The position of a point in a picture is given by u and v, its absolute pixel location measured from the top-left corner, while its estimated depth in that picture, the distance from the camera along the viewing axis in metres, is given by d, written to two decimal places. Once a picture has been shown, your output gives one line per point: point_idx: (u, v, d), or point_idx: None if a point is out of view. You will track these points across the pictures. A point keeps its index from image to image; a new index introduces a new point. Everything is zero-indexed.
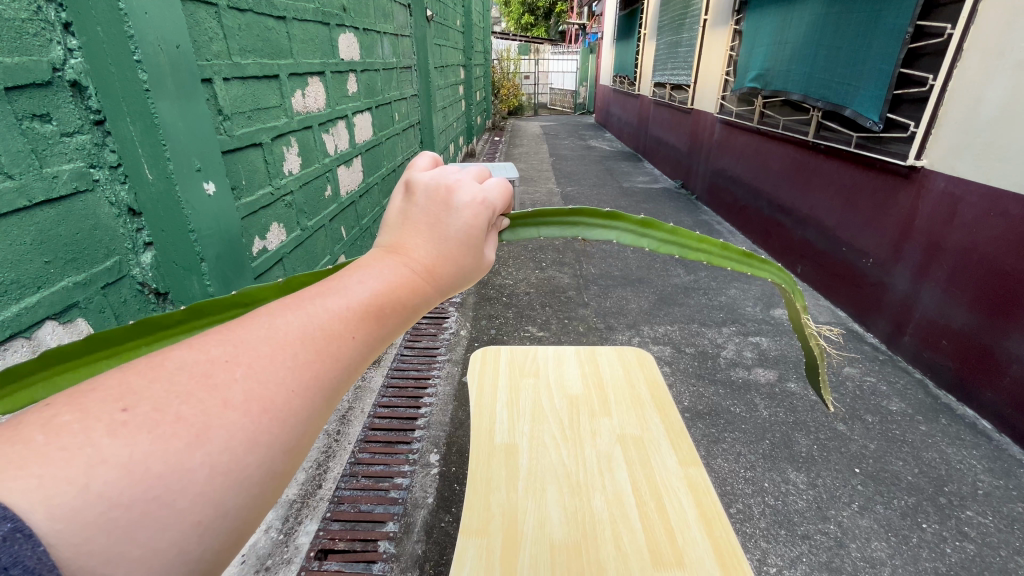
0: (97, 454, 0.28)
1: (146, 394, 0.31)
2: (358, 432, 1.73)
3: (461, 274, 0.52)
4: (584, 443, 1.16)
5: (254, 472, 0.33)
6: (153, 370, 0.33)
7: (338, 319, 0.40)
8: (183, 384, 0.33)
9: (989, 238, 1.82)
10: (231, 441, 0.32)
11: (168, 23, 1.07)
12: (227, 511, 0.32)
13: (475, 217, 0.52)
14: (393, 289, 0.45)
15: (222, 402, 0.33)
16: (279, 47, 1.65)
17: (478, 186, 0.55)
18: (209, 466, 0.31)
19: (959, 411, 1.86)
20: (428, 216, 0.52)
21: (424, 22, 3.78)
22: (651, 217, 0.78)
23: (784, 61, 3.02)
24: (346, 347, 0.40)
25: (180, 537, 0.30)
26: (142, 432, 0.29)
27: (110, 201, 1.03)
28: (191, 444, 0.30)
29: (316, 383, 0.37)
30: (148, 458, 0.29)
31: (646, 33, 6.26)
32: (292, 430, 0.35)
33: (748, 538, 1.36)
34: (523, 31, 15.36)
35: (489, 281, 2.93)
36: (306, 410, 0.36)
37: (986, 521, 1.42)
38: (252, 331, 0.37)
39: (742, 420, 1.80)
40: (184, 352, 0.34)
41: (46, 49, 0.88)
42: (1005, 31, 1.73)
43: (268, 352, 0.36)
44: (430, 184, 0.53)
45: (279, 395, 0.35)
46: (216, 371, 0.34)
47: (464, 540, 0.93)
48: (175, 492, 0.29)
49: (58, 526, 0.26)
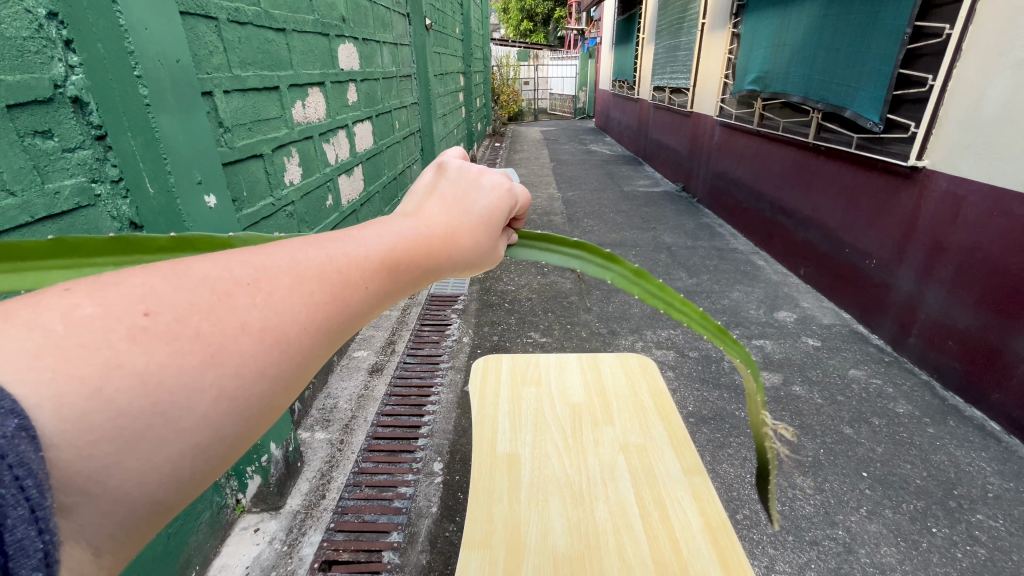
0: (115, 356, 0.28)
1: (169, 303, 0.31)
2: (362, 441, 1.73)
3: (476, 249, 0.54)
4: (587, 452, 1.15)
5: (254, 402, 0.34)
6: (176, 279, 0.33)
7: (356, 265, 0.41)
8: (205, 301, 0.33)
9: (993, 238, 1.81)
10: (240, 369, 0.33)
11: (169, 37, 1.08)
12: (224, 437, 0.33)
13: (498, 201, 0.58)
14: (412, 247, 0.47)
15: (240, 326, 0.33)
16: (279, 59, 1.66)
17: (504, 179, 0.61)
18: (217, 389, 0.32)
19: (967, 413, 1.85)
20: (454, 192, 0.56)
21: (423, 31, 3.79)
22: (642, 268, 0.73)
23: (783, 64, 3.02)
24: (358, 295, 0.41)
25: (177, 455, 0.30)
26: (161, 343, 0.30)
27: (112, 216, 1.02)
28: (204, 363, 0.31)
29: (326, 324, 0.38)
30: (164, 369, 0.29)
31: (644, 38, 6.27)
32: (296, 366, 0.36)
33: (755, 545, 1.35)
34: (523, 37, 15.46)
35: (491, 288, 2.93)
36: (313, 349, 0.37)
37: (997, 525, 1.40)
38: (276, 259, 0.38)
39: (748, 425, 1.79)
40: (207, 267, 0.34)
41: (47, 66, 0.88)
42: (1006, 31, 1.72)
43: (289, 285, 0.37)
44: (461, 169, 0.59)
45: (291, 330, 0.36)
46: (238, 293, 0.34)
47: (467, 553, 0.92)
48: (182, 410, 0.30)
49: (64, 426, 0.26)
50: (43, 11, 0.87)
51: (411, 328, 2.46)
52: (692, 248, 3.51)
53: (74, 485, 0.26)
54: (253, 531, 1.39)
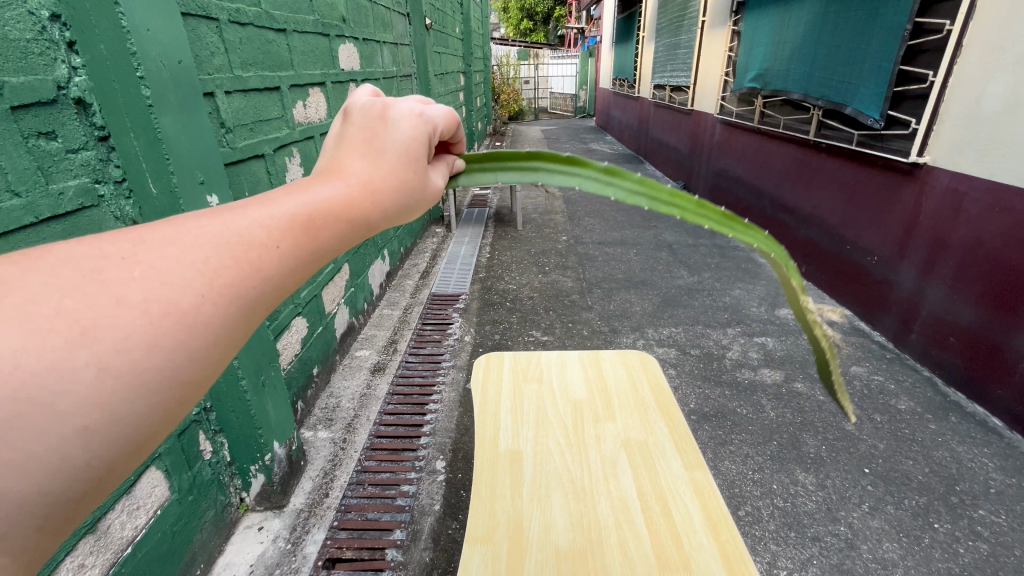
0: None
1: (20, 287, 0.30)
2: (365, 439, 1.74)
3: (404, 189, 0.53)
4: (589, 448, 1.16)
5: (151, 377, 0.33)
6: (33, 264, 0.32)
7: (260, 229, 0.41)
8: (68, 280, 0.32)
9: (994, 234, 1.81)
10: (122, 344, 0.32)
11: (169, 38, 1.09)
12: (120, 417, 0.32)
13: (413, 129, 0.55)
14: (327, 202, 0.46)
15: (115, 300, 0.32)
16: (280, 59, 1.66)
17: (418, 104, 0.57)
18: (96, 367, 0.31)
19: (969, 409, 1.85)
20: (362, 135, 0.53)
21: (424, 31, 3.79)
22: (614, 163, 0.69)
23: (783, 61, 3.02)
24: (267, 256, 0.41)
25: (63, 440, 0.30)
26: (14, 327, 0.29)
27: (116, 217, 1.03)
28: (73, 340, 0.30)
29: (229, 289, 0.37)
30: (21, 352, 0.28)
31: (645, 36, 6.28)
32: (199, 337, 0.36)
33: (757, 541, 1.35)
34: (523, 37, 15.44)
35: (492, 287, 2.93)
36: (218, 317, 0.37)
37: (1000, 520, 1.40)
38: (160, 234, 0.36)
39: (750, 422, 1.79)
40: (70, 248, 0.33)
41: (50, 68, 0.89)
42: (1006, 26, 1.72)
43: (175, 254, 0.36)
44: (365, 105, 0.55)
45: (186, 298, 0.35)
46: (109, 268, 0.33)
47: (470, 547, 0.93)
48: (54, 394, 0.29)
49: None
50: (47, 13, 0.87)
51: (412, 327, 2.46)
52: (693, 246, 3.51)
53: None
54: (257, 529, 1.40)
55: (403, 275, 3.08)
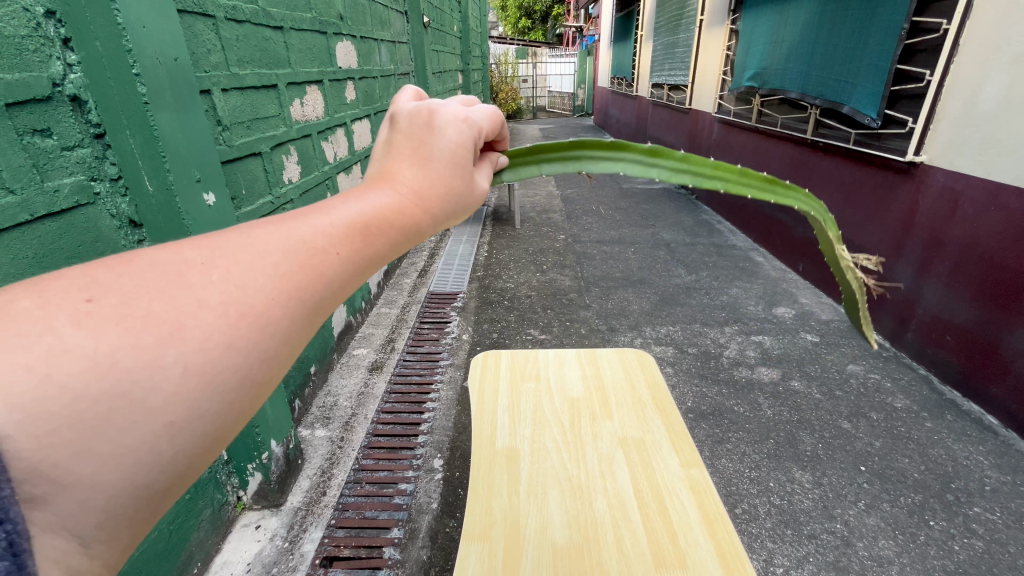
0: (59, 342, 0.28)
1: (112, 289, 0.32)
2: (362, 438, 1.74)
3: (450, 194, 0.57)
4: (585, 446, 1.16)
5: (229, 375, 0.35)
6: (120, 267, 0.33)
7: (321, 235, 0.43)
8: (154, 283, 0.33)
9: (989, 233, 1.82)
10: (205, 342, 0.33)
11: (165, 35, 1.08)
12: (201, 414, 0.34)
13: (458, 135, 0.58)
14: (383, 209, 0.49)
15: (198, 302, 0.34)
16: (277, 57, 1.66)
17: (460, 109, 0.60)
18: (182, 364, 0.32)
19: (965, 407, 1.85)
20: (411, 143, 0.56)
21: (422, 29, 3.78)
22: (657, 145, 0.81)
23: (781, 60, 3.02)
24: (328, 262, 0.42)
25: (152, 435, 0.31)
26: (110, 325, 0.30)
27: (111, 214, 1.03)
28: (163, 340, 0.32)
29: (295, 292, 0.39)
30: (115, 349, 0.30)
31: (643, 35, 6.27)
32: (269, 338, 0.37)
33: (753, 539, 1.36)
34: (521, 35, 15.41)
35: (490, 285, 2.93)
36: (284, 319, 0.39)
37: (995, 518, 1.41)
38: (231, 241, 0.39)
39: (747, 420, 1.80)
40: (153, 255, 0.35)
41: (46, 64, 0.89)
42: (1000, 26, 1.73)
43: (247, 259, 0.38)
44: (412, 113, 0.58)
45: (257, 302, 0.37)
46: (190, 273, 0.35)
47: (466, 544, 0.93)
48: (147, 389, 0.30)
49: (15, 418, 0.25)
50: (41, 10, 0.88)
51: (411, 326, 2.46)
52: (691, 245, 3.52)
53: (39, 474, 0.26)
54: (254, 528, 1.40)
55: (401, 274, 3.08)
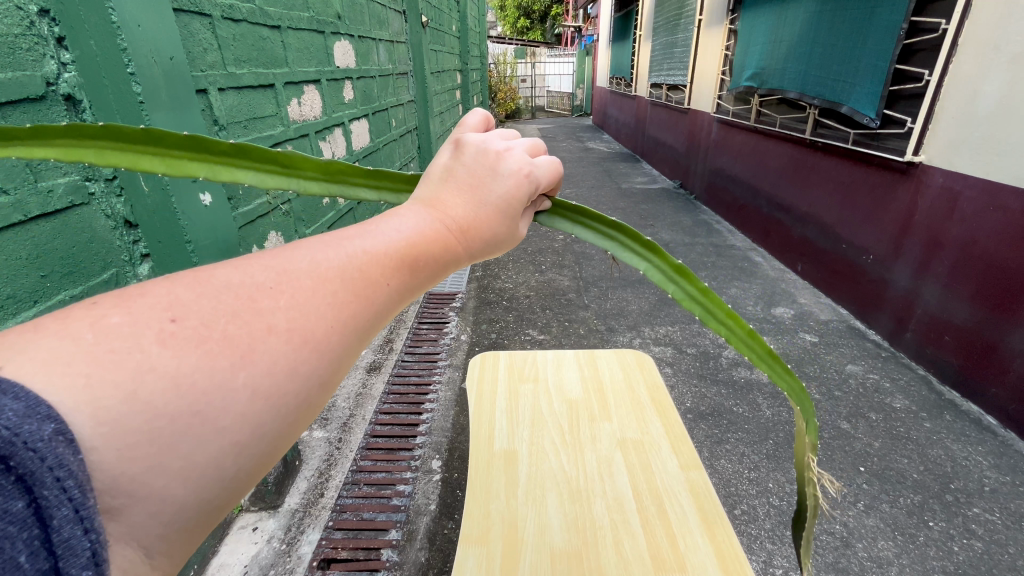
0: (146, 360, 0.29)
1: (194, 309, 0.32)
2: (360, 439, 1.73)
3: (493, 243, 0.52)
4: (585, 448, 1.15)
5: (289, 399, 0.35)
6: (199, 285, 0.34)
7: (375, 264, 0.41)
8: (229, 304, 0.34)
9: (988, 233, 1.81)
10: (272, 366, 0.34)
11: (161, 34, 1.07)
12: (263, 434, 0.34)
13: (518, 187, 0.53)
14: (429, 245, 0.46)
15: (267, 327, 0.34)
16: (274, 56, 1.65)
17: (527, 158, 0.55)
18: (250, 388, 0.33)
19: (963, 407, 1.85)
20: (471, 183, 0.51)
21: (420, 28, 3.77)
22: (687, 266, 0.70)
23: (779, 59, 3.02)
24: (380, 292, 0.41)
25: (218, 453, 0.31)
26: (190, 346, 0.31)
27: (106, 214, 1.02)
28: (235, 363, 0.32)
29: (351, 321, 0.38)
30: (194, 371, 0.30)
31: (641, 35, 6.27)
32: (328, 364, 0.37)
33: (752, 540, 1.35)
34: (519, 35, 15.41)
35: (489, 286, 2.92)
36: (340, 347, 0.38)
37: (994, 518, 1.41)
38: (295, 262, 0.38)
39: (745, 420, 1.79)
40: (228, 273, 0.35)
41: (39, 63, 0.88)
42: (1000, 25, 1.73)
43: (310, 285, 0.37)
44: (478, 147, 0.53)
45: (319, 328, 0.36)
46: (260, 297, 0.35)
47: (464, 547, 0.93)
48: (217, 410, 0.31)
49: (102, 430, 0.28)
50: (35, 8, 0.87)
51: (410, 326, 2.46)
52: (690, 244, 3.52)
53: (120, 486, 0.28)
54: (251, 529, 1.40)
55: None
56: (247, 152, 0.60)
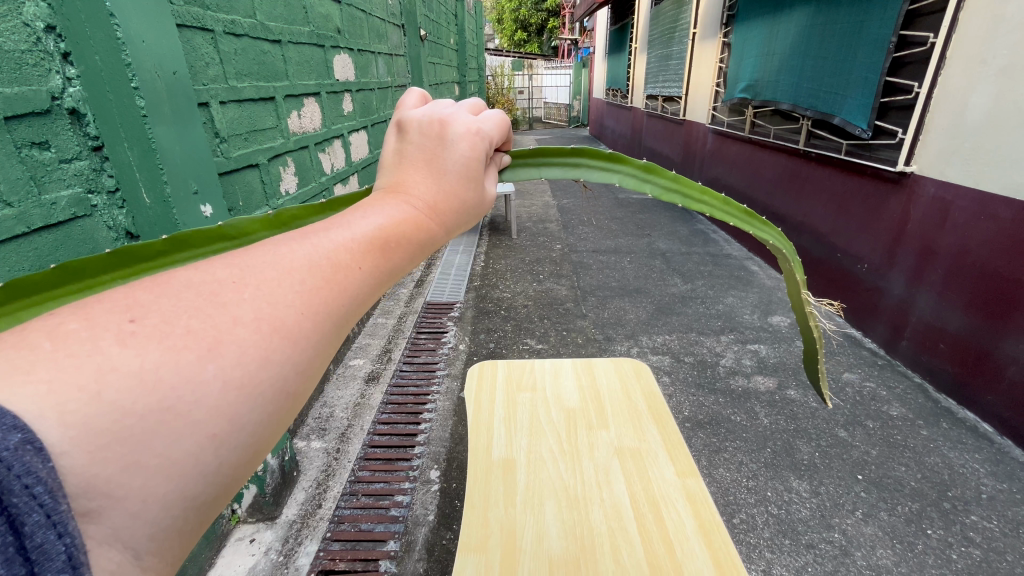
0: (107, 360, 0.29)
1: (154, 308, 0.32)
2: (358, 449, 1.73)
3: (464, 208, 0.53)
4: (582, 456, 1.16)
5: (267, 388, 0.34)
6: (159, 287, 0.33)
7: (344, 250, 0.40)
8: (190, 301, 0.33)
9: (980, 242, 1.83)
10: (242, 357, 0.33)
11: (164, 50, 1.10)
12: (242, 425, 0.33)
13: (472, 147, 0.55)
14: (398, 224, 0.46)
15: (232, 318, 0.33)
16: (275, 70, 1.68)
17: (472, 119, 0.57)
18: (222, 379, 0.32)
19: (960, 415, 1.86)
20: (424, 159, 0.53)
21: (418, 41, 3.82)
22: (653, 163, 0.82)
23: (772, 72, 3.07)
24: (353, 277, 0.40)
25: (197, 447, 0.31)
26: (152, 343, 0.30)
27: (108, 226, 1.03)
28: (202, 356, 0.31)
29: (324, 308, 0.37)
30: (160, 367, 0.29)
31: (636, 47, 6.36)
32: (304, 352, 0.36)
33: (752, 549, 1.35)
34: (517, 48, 15.60)
35: (487, 295, 2.94)
36: (317, 335, 0.37)
37: (992, 525, 1.41)
38: (258, 258, 0.37)
39: (743, 429, 1.80)
40: (189, 273, 0.34)
41: (44, 79, 0.89)
42: (988, 39, 1.76)
43: (275, 276, 0.36)
44: (422, 121, 0.55)
45: (289, 317, 0.35)
46: (223, 291, 0.34)
47: (463, 556, 0.93)
48: (189, 404, 0.30)
49: (71, 433, 0.27)
50: (41, 25, 0.87)
51: (408, 336, 2.46)
52: (686, 254, 3.54)
53: (95, 488, 0.27)
54: (248, 541, 1.39)
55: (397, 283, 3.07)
56: (186, 244, 0.56)
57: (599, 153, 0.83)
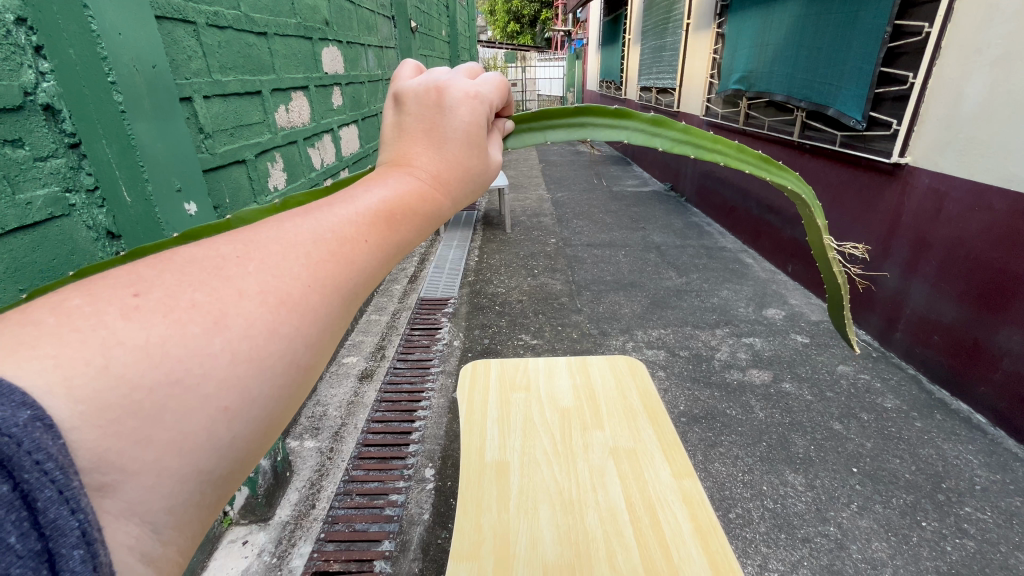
0: (112, 335, 0.26)
1: (158, 283, 0.29)
2: (352, 448, 1.71)
3: (469, 176, 0.52)
4: (577, 458, 1.15)
5: (276, 361, 0.32)
6: (161, 263, 0.31)
7: (349, 225, 0.38)
8: (194, 274, 0.31)
9: (975, 233, 1.83)
10: (251, 328, 0.31)
11: (142, 43, 1.06)
12: (255, 399, 0.31)
13: (472, 113, 0.52)
14: (402, 197, 0.44)
15: (238, 292, 0.31)
16: (261, 63, 1.64)
17: (470, 84, 0.54)
18: (230, 352, 0.30)
19: (953, 406, 1.87)
20: (423, 127, 0.51)
21: (409, 33, 3.76)
22: (662, 115, 0.80)
23: (766, 63, 3.04)
24: (359, 251, 0.38)
25: (208, 421, 0.29)
26: (158, 316, 0.28)
27: (88, 226, 0.99)
28: (209, 328, 0.29)
29: (331, 281, 0.35)
30: (168, 340, 0.28)
31: (630, 37, 6.31)
32: (314, 326, 0.34)
33: (747, 544, 1.35)
34: (510, 39, 15.47)
35: (481, 290, 2.92)
36: (326, 309, 0.35)
37: (985, 517, 1.41)
38: (261, 234, 0.35)
39: (739, 423, 1.80)
40: (191, 250, 0.32)
41: (16, 73, 0.84)
42: (984, 28, 1.74)
43: (278, 249, 0.34)
44: (419, 90, 0.52)
45: (297, 290, 0.33)
46: (227, 265, 0.32)
47: (455, 564, 0.91)
48: (199, 376, 0.28)
49: (80, 408, 0.24)
50: (11, 16, 0.82)
51: (402, 332, 2.44)
52: (681, 247, 3.53)
53: (107, 463, 0.25)
54: (241, 543, 1.37)
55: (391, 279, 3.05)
56: None
57: (607, 109, 0.82)
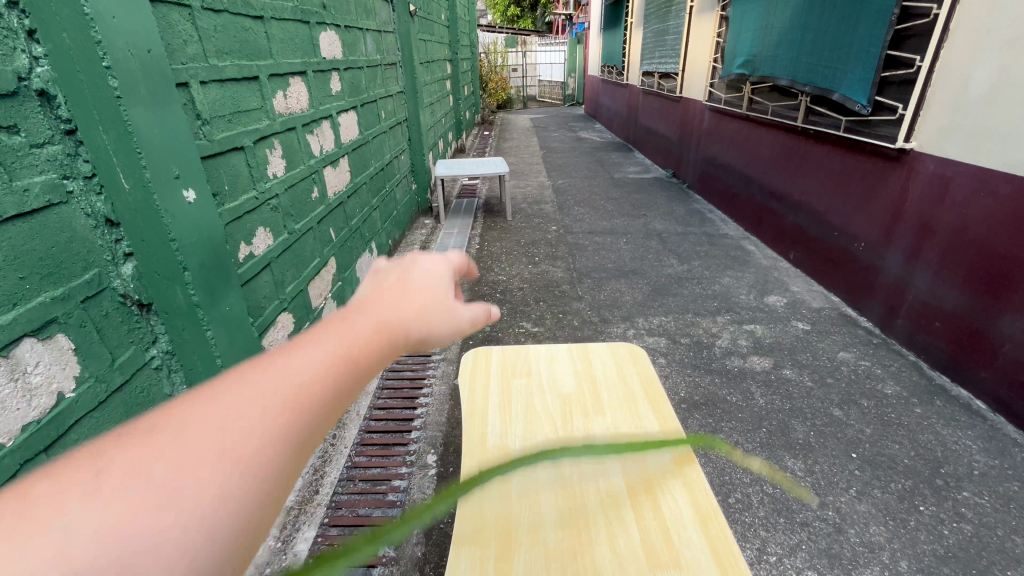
0: (61, 522, 0.24)
1: (118, 459, 0.28)
2: (355, 434, 1.73)
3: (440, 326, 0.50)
4: (578, 443, 1.15)
5: (239, 532, 0.30)
6: (125, 439, 0.30)
7: (316, 368, 0.37)
8: (155, 447, 0.29)
9: (980, 219, 1.82)
10: (208, 496, 0.29)
11: (137, 27, 1.04)
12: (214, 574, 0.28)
13: (435, 276, 0.54)
14: (377, 337, 0.43)
15: (197, 464, 0.29)
16: (258, 48, 1.62)
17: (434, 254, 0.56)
18: (185, 528, 0.28)
19: (954, 392, 1.87)
20: (387, 284, 0.50)
21: (408, 17, 3.70)
22: None
23: (770, 47, 2.99)
24: (326, 399, 0.37)
25: None
26: (113, 499, 0.26)
27: (86, 213, 0.99)
28: (161, 505, 0.27)
29: (294, 438, 0.34)
30: (118, 523, 0.26)
31: (632, 21, 6.21)
32: (280, 483, 0.32)
33: (747, 528, 1.37)
34: (510, 24, 15.25)
35: (482, 278, 2.91)
36: (293, 465, 0.34)
37: (983, 501, 1.43)
38: (228, 387, 0.34)
39: (739, 409, 1.81)
40: (157, 416, 0.31)
41: (10, 58, 0.84)
42: (994, 10, 1.71)
43: (242, 406, 0.33)
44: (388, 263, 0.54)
45: (259, 449, 0.32)
46: (188, 432, 0.31)
47: (457, 549, 0.92)
48: (149, 551, 0.26)
49: None
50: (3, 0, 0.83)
51: None
52: (683, 234, 3.52)
53: None
54: None
55: None
56: None
57: None
